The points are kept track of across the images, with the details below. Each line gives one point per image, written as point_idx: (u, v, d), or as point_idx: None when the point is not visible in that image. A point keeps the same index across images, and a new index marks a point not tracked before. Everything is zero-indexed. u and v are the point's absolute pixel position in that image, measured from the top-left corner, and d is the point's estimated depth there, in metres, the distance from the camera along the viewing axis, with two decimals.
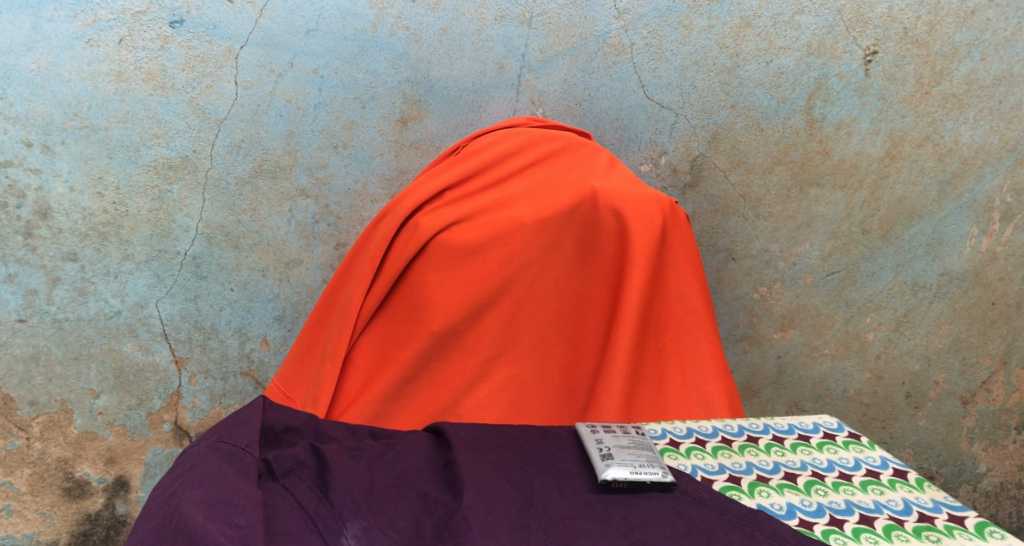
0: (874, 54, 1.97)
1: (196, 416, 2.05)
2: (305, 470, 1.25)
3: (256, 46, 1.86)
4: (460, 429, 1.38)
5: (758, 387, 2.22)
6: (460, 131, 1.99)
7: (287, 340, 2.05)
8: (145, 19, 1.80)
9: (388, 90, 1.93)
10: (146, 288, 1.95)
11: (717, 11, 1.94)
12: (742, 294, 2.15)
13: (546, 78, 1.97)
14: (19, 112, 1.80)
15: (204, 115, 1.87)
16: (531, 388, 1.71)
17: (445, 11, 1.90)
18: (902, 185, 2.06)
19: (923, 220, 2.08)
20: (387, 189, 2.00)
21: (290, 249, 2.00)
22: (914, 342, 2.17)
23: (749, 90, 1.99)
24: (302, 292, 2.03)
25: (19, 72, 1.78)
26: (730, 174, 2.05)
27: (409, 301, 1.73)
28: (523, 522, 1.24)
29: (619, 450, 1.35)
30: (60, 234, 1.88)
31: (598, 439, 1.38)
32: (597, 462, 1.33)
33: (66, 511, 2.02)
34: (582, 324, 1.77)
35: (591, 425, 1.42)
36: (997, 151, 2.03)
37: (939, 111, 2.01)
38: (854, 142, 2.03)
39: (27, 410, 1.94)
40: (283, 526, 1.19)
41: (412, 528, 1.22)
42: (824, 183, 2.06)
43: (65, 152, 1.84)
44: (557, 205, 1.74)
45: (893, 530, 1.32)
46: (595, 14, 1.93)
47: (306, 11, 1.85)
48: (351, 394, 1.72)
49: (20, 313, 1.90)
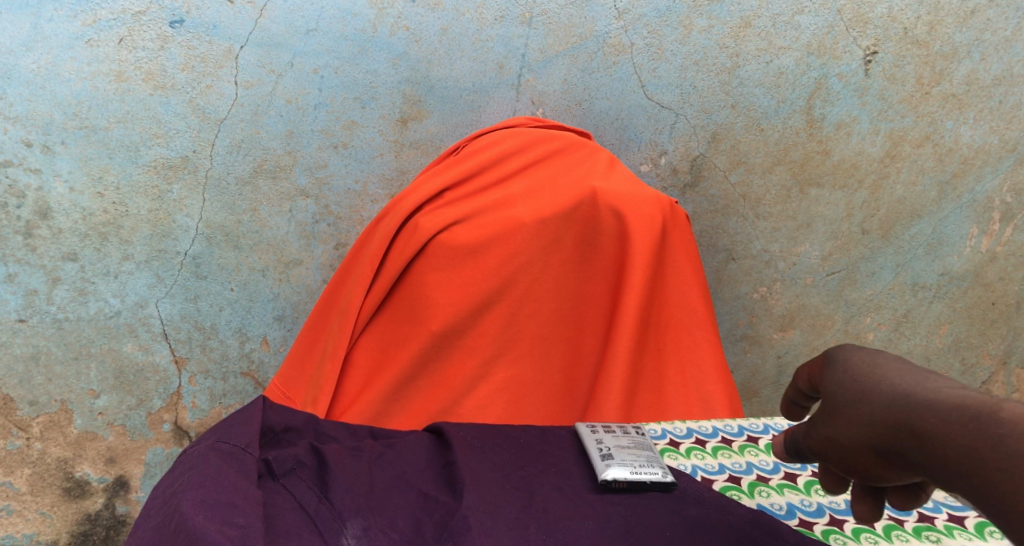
0: (874, 54, 1.97)
1: (196, 416, 2.05)
2: (305, 470, 1.25)
3: (256, 46, 1.86)
4: (460, 428, 1.38)
5: (758, 387, 2.22)
6: (460, 131, 1.99)
7: (287, 340, 2.05)
8: (145, 19, 1.80)
9: (388, 90, 1.93)
10: (145, 288, 1.94)
11: (716, 11, 1.94)
12: (742, 294, 2.15)
13: (546, 78, 1.97)
14: (19, 111, 1.80)
15: (204, 115, 1.88)
16: (531, 389, 1.71)
17: (445, 11, 1.90)
18: (902, 186, 2.06)
19: (923, 220, 2.08)
20: (387, 189, 2.00)
21: (290, 249, 2.00)
22: (914, 342, 2.18)
23: (749, 90, 1.99)
24: (303, 292, 2.03)
25: (19, 72, 1.78)
26: (730, 174, 2.05)
27: (409, 301, 1.73)
28: (523, 522, 1.24)
29: (620, 450, 1.35)
30: (60, 234, 1.88)
31: (598, 439, 1.39)
32: (596, 461, 1.34)
33: (67, 511, 2.02)
34: (582, 324, 1.77)
35: (591, 425, 1.43)
36: (997, 151, 2.03)
37: (939, 111, 2.01)
38: (854, 142, 2.03)
39: (27, 410, 1.94)
40: (283, 526, 1.18)
41: (412, 528, 1.22)
42: (824, 183, 2.06)
43: (65, 152, 1.84)
44: (557, 204, 1.74)
45: (893, 530, 1.32)
46: (595, 14, 1.93)
47: (306, 11, 1.85)
48: (351, 395, 1.72)
49: (20, 313, 1.89)
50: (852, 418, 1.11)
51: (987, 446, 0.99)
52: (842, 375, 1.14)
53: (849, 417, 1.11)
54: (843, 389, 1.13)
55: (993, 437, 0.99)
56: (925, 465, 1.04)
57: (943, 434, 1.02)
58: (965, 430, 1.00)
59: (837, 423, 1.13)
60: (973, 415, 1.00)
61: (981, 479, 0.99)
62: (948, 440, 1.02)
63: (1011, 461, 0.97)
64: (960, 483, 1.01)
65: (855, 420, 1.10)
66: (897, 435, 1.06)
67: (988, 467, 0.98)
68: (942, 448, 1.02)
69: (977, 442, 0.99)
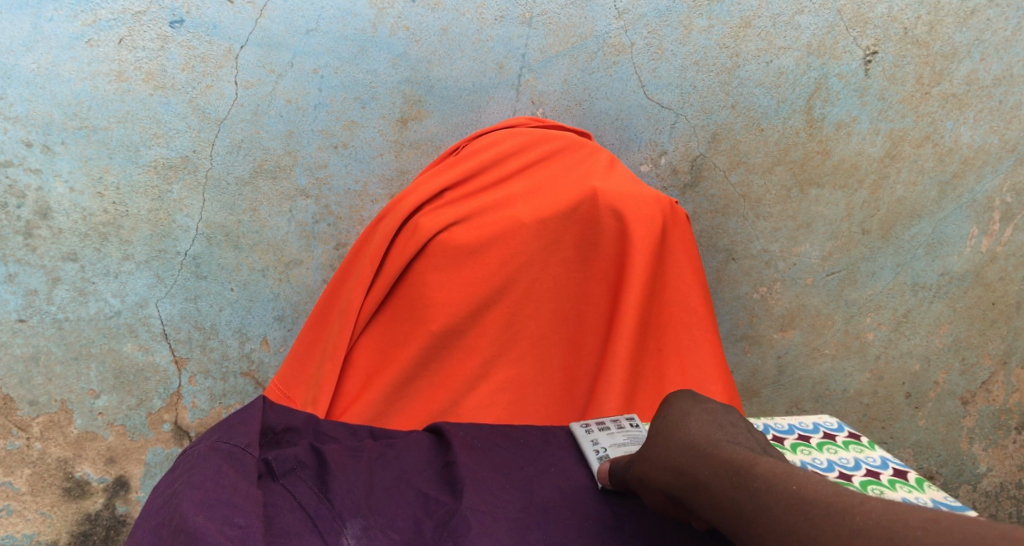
0: (874, 54, 1.98)
1: (196, 416, 2.03)
2: (305, 470, 1.25)
3: (256, 46, 1.87)
4: (460, 428, 1.38)
5: (758, 387, 2.21)
6: (460, 131, 1.98)
7: (287, 340, 2.03)
8: (145, 19, 1.82)
9: (388, 90, 1.93)
10: (145, 288, 1.94)
11: (717, 11, 1.95)
12: (742, 294, 2.15)
13: (546, 79, 1.97)
14: (19, 112, 1.81)
15: (204, 115, 1.88)
16: (531, 389, 1.71)
17: (445, 11, 1.91)
18: (902, 185, 2.06)
19: (923, 220, 2.08)
20: (387, 188, 1.99)
21: (290, 249, 1.99)
22: (914, 342, 2.17)
23: (749, 90, 2.00)
24: (303, 292, 2.01)
25: (19, 72, 1.79)
26: (730, 174, 2.05)
27: (409, 301, 1.73)
28: (523, 522, 1.25)
29: (615, 447, 1.36)
30: (60, 234, 1.88)
31: (593, 439, 1.39)
32: (594, 465, 1.34)
33: (66, 511, 2.01)
34: (582, 325, 1.77)
35: (585, 423, 1.42)
36: (997, 151, 2.03)
37: (939, 111, 2.01)
38: (854, 142, 2.03)
39: (27, 410, 1.94)
40: (283, 526, 1.18)
41: (412, 528, 1.22)
42: (824, 183, 2.06)
43: (65, 152, 1.84)
44: (557, 205, 1.74)
45: None
46: (595, 14, 1.94)
47: (306, 11, 1.87)
48: (351, 395, 1.71)
49: (20, 313, 1.89)
50: (651, 458, 1.25)
51: (741, 496, 1.11)
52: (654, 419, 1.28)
53: (649, 458, 1.25)
54: (654, 432, 1.27)
55: (749, 489, 1.11)
56: (694, 506, 1.17)
57: (710, 482, 1.15)
58: (727, 482, 1.13)
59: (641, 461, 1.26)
60: (736, 471, 1.13)
61: (734, 523, 1.12)
62: (712, 487, 1.15)
63: (757, 510, 1.09)
64: (720, 523, 1.14)
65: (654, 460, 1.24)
66: (679, 478, 1.19)
67: (739, 513, 1.11)
68: (708, 493, 1.15)
69: (736, 491, 1.12)
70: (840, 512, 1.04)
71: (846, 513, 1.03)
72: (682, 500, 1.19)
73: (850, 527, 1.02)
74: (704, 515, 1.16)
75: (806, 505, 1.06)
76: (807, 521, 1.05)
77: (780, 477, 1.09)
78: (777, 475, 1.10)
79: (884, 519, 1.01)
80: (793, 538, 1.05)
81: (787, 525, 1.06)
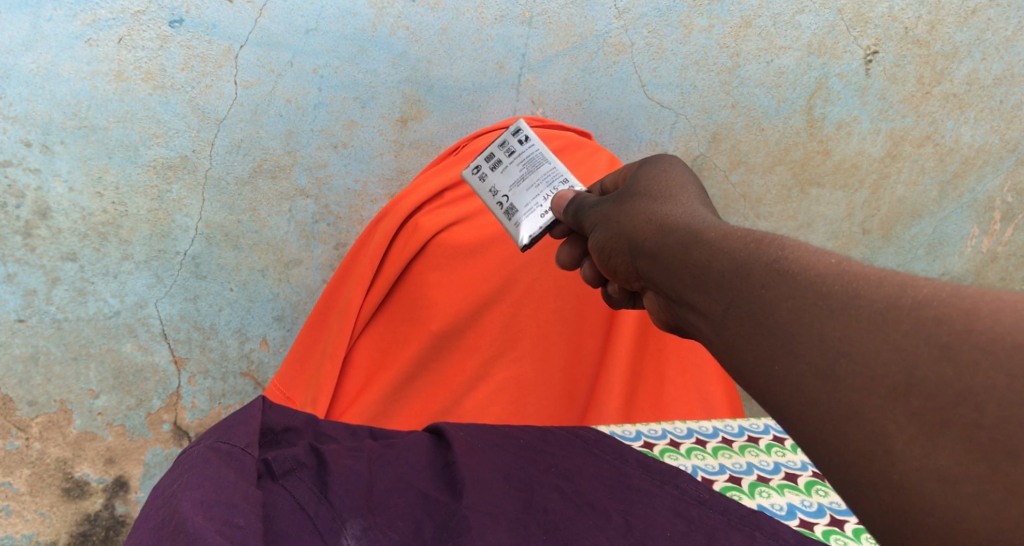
0: (874, 54, 2.01)
1: (196, 416, 2.07)
2: (305, 470, 1.24)
3: (256, 46, 1.83)
4: (460, 428, 1.38)
5: None
6: (459, 131, 2.00)
7: (287, 340, 2.08)
8: (145, 19, 1.76)
9: (388, 90, 1.92)
10: (145, 288, 1.93)
11: (717, 11, 1.93)
12: None
13: (546, 78, 1.97)
14: (19, 111, 1.75)
15: (204, 115, 1.85)
16: (531, 388, 1.70)
17: (445, 11, 1.88)
18: (902, 186, 2.18)
19: (923, 220, 2.24)
20: (387, 188, 2.02)
21: (290, 249, 2.01)
22: None
23: (749, 90, 2.02)
24: (302, 292, 2.05)
25: (19, 72, 1.72)
26: (730, 174, 2.11)
27: (409, 299, 1.72)
28: (523, 522, 1.25)
29: (513, 192, 1.43)
30: (60, 234, 1.84)
31: (491, 188, 1.45)
32: (506, 223, 1.43)
33: (66, 512, 2.02)
34: (582, 324, 1.74)
35: (474, 169, 1.47)
36: (998, 151, 2.16)
37: (939, 111, 2.10)
38: (855, 142, 2.11)
39: (27, 410, 1.93)
40: (283, 527, 1.17)
41: (412, 528, 1.21)
42: (824, 183, 2.15)
43: (64, 152, 1.79)
44: None
45: None
46: (595, 14, 1.91)
47: (306, 11, 1.82)
48: (351, 394, 1.71)
49: (20, 313, 1.86)
50: (646, 226, 1.20)
51: (758, 259, 1.01)
52: (654, 184, 1.26)
53: (642, 222, 1.22)
54: (653, 203, 1.22)
55: (772, 257, 1.00)
56: (678, 268, 1.11)
57: (719, 245, 1.07)
58: (744, 246, 1.03)
59: (631, 222, 1.23)
60: (757, 237, 1.03)
61: (729, 287, 1.02)
62: (717, 250, 1.06)
63: (777, 277, 0.98)
64: (706, 290, 1.05)
65: (649, 227, 1.20)
66: (685, 251, 1.11)
67: (749, 276, 1.00)
68: (709, 256, 1.06)
69: (751, 256, 1.02)
70: (899, 285, 0.92)
71: (909, 285, 0.91)
72: (664, 263, 1.14)
73: (912, 298, 0.90)
74: (687, 279, 1.08)
75: (850, 276, 0.94)
76: (846, 291, 0.93)
77: (816, 252, 0.99)
78: (814, 250, 0.99)
79: (961, 292, 0.90)
80: (824, 305, 0.94)
81: (822, 293, 0.94)
